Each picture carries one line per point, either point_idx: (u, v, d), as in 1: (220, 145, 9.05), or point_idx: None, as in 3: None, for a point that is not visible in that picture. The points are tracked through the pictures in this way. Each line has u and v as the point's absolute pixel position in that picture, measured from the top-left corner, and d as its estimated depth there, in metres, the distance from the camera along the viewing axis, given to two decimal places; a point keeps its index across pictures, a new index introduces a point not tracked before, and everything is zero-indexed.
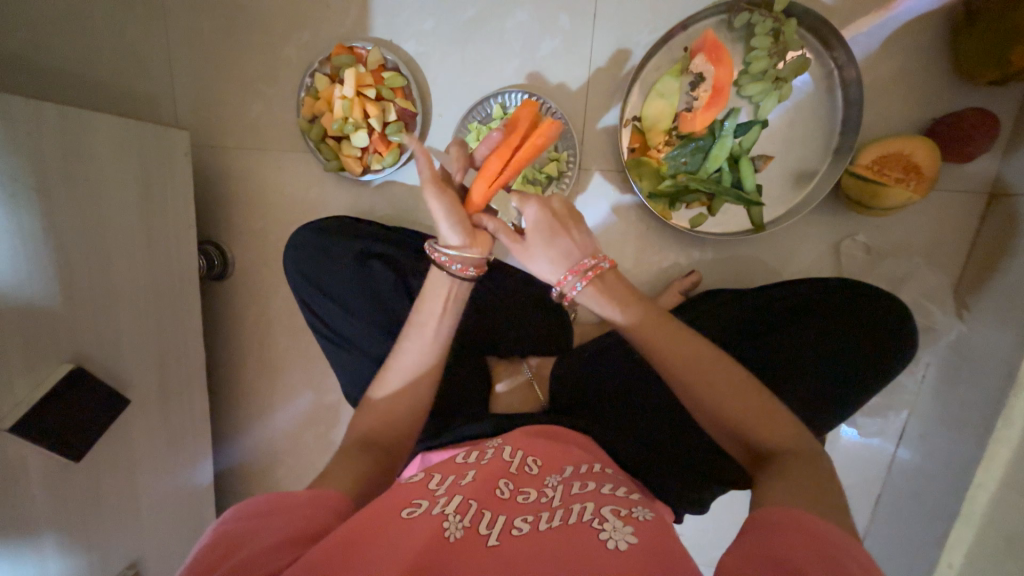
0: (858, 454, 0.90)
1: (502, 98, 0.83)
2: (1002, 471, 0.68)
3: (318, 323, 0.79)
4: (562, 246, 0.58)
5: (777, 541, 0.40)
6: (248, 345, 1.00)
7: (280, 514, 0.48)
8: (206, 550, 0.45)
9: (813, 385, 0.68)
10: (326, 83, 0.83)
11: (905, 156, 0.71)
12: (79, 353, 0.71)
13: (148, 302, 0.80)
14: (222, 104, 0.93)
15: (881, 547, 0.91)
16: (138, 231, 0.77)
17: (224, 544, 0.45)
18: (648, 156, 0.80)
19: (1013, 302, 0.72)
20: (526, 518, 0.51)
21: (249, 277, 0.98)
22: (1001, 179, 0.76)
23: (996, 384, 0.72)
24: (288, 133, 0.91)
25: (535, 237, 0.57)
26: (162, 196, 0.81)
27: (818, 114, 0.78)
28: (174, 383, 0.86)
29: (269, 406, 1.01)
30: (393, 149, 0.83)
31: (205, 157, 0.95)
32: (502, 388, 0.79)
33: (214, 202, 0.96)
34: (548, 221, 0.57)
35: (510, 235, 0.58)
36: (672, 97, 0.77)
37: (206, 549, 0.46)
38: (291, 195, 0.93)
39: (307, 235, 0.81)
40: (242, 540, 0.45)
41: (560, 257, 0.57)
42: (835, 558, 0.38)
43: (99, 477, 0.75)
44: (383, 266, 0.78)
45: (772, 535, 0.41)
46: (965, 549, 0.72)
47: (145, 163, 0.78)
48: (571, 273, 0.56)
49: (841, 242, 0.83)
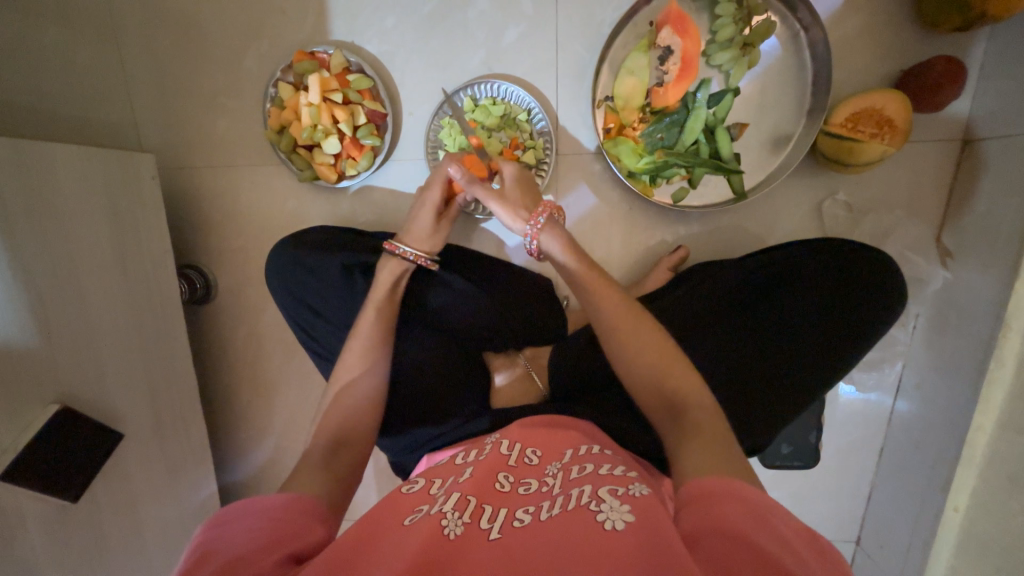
0: (857, 410, 0.92)
1: (472, 91, 0.82)
2: (997, 412, 0.71)
3: (309, 339, 0.79)
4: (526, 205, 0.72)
5: (720, 512, 0.42)
6: (240, 365, 0.99)
7: (252, 514, 0.48)
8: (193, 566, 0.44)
9: (807, 343, 0.69)
10: (291, 92, 0.81)
11: (877, 111, 0.71)
12: (67, 393, 0.69)
13: (131, 335, 0.78)
14: (186, 124, 0.90)
15: (886, 500, 0.92)
16: (111, 261, 0.76)
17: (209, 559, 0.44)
18: (625, 135, 0.80)
19: (995, 245, 0.73)
20: (526, 509, 0.50)
21: (233, 297, 0.96)
22: (973, 125, 0.77)
23: (987, 328, 0.73)
24: (258, 148, 0.89)
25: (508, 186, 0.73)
26: (132, 224, 0.79)
27: (789, 75, 0.78)
28: (167, 413, 0.85)
29: (268, 425, 1.00)
30: (366, 152, 0.82)
31: (175, 178, 0.93)
32: (502, 380, 0.80)
33: (189, 224, 0.94)
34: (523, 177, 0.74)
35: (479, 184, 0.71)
36: (642, 74, 0.76)
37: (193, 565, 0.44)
38: (267, 211, 0.92)
39: (282, 253, 0.79)
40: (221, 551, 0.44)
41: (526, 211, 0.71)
42: (766, 517, 0.42)
43: (100, 516, 0.74)
44: (370, 275, 0.77)
45: (716, 505, 0.43)
46: (970, 490, 0.75)
47: (110, 190, 0.75)
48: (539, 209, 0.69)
49: (823, 203, 0.83)
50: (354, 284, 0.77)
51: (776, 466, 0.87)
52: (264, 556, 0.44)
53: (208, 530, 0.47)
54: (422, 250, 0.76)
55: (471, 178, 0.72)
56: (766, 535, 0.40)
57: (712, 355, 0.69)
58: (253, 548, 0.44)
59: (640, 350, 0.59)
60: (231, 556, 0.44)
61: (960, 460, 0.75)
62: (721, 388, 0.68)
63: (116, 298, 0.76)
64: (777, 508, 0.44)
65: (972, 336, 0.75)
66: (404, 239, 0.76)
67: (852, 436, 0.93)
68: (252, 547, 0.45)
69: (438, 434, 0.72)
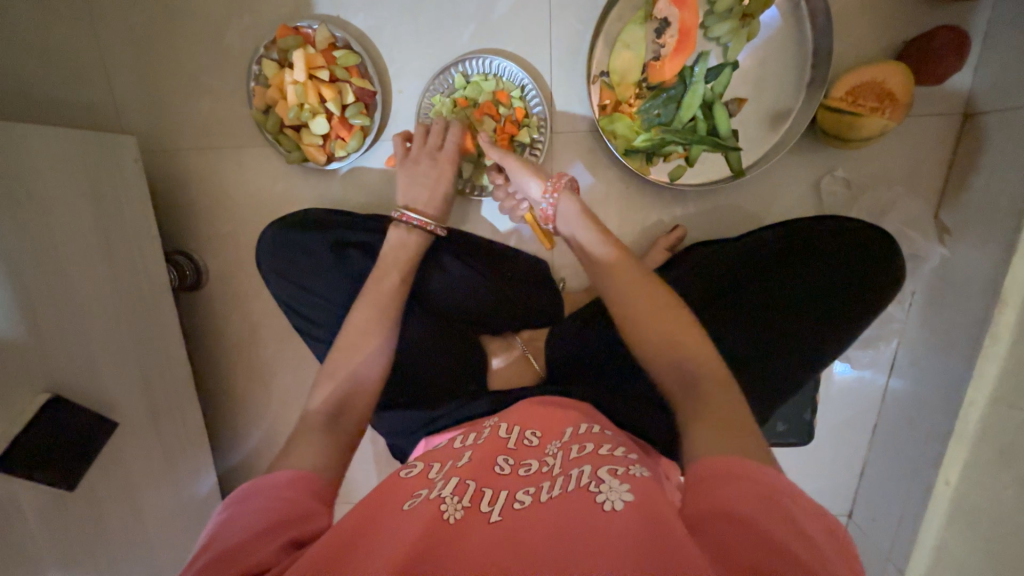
0: (852, 386, 0.92)
1: (462, 67, 0.80)
2: (991, 387, 0.72)
3: (302, 323, 0.77)
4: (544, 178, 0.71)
5: (732, 493, 0.42)
6: (234, 351, 0.98)
7: (260, 495, 0.49)
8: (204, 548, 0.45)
9: (804, 322, 0.68)
10: (275, 70, 0.78)
11: (878, 83, 0.70)
12: (58, 383, 0.68)
13: (120, 322, 0.77)
14: (168, 104, 0.87)
15: (880, 474, 0.93)
16: (97, 247, 0.74)
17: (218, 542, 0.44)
18: (620, 112, 0.77)
19: (994, 220, 0.72)
20: (527, 490, 0.50)
21: (224, 283, 0.95)
22: (974, 99, 0.76)
23: (981, 304, 0.74)
24: (244, 129, 0.87)
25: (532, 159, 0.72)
26: (116, 209, 0.77)
27: (790, 48, 0.76)
28: (162, 401, 0.84)
29: (264, 411, 1.00)
30: (356, 132, 0.80)
31: (159, 161, 0.90)
32: (498, 363, 0.79)
33: (175, 208, 0.92)
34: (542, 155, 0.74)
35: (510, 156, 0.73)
36: (638, 48, 0.74)
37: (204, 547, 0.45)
38: (256, 196, 0.90)
39: (274, 234, 0.77)
40: (227, 535, 0.45)
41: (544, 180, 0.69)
42: (777, 501, 0.42)
43: (98, 504, 0.74)
44: (361, 254, 0.76)
45: (729, 486, 0.43)
46: (961, 464, 0.76)
47: (92, 174, 0.73)
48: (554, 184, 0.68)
49: (821, 179, 0.82)
50: (346, 268, 0.75)
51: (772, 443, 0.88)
52: (265, 542, 0.44)
53: (223, 510, 0.48)
54: (428, 216, 0.74)
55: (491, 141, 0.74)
56: (781, 524, 0.40)
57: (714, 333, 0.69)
58: (257, 530, 0.45)
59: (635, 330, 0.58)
60: (236, 540, 0.44)
61: (951, 436, 0.77)
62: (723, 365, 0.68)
63: (104, 287, 0.75)
64: (787, 487, 0.43)
65: (966, 313, 0.76)
66: (410, 205, 0.74)
67: (846, 412, 0.94)
68: (254, 533, 0.45)
69: (434, 417, 0.72)
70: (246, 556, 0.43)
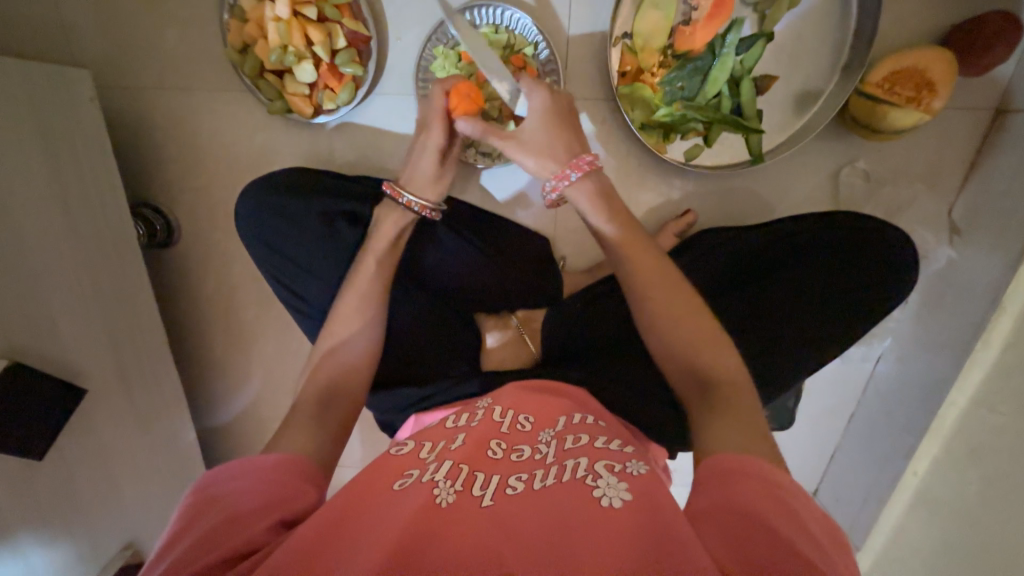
0: (839, 378, 0.94)
1: (471, 15, 0.71)
2: (973, 390, 0.73)
3: (284, 293, 0.72)
4: (548, 149, 0.59)
5: (737, 491, 0.41)
6: (210, 314, 0.92)
7: (244, 476, 0.46)
8: (183, 527, 0.42)
9: (811, 322, 0.66)
10: (253, 1, 0.68)
11: (919, 72, 0.65)
12: (15, 348, 0.63)
13: (81, 282, 0.71)
14: (127, 33, 0.76)
15: (849, 459, 0.97)
16: (49, 198, 0.66)
17: (197, 524, 0.41)
18: (642, 81, 0.71)
19: (1008, 226, 0.70)
20: (519, 476, 0.49)
21: (198, 241, 0.87)
22: (1011, 95, 0.72)
23: (981, 310, 0.73)
24: (217, 69, 0.77)
25: (530, 125, 0.60)
26: (69, 155, 0.68)
27: (829, 22, 0.70)
28: (133, 364, 0.79)
29: (245, 376, 0.96)
30: (347, 83, 0.71)
31: (117, 100, 0.80)
32: (493, 342, 0.76)
33: (139, 155, 0.83)
34: (543, 111, 0.60)
35: (496, 133, 0.60)
36: (668, 9, 0.67)
37: (183, 526, 0.42)
38: (233, 147, 0.81)
39: (255, 192, 0.71)
40: (208, 515, 0.42)
41: (551, 156, 0.59)
42: (788, 503, 0.41)
43: (68, 469, 0.71)
44: (352, 228, 0.70)
45: (730, 485, 0.42)
46: (930, 459, 0.79)
47: (37, 113, 0.64)
48: (566, 165, 0.58)
49: (841, 170, 0.78)
50: (333, 237, 0.70)
51: None
52: (251, 523, 0.41)
53: (199, 492, 0.45)
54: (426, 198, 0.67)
55: (488, 127, 0.60)
56: (784, 519, 0.39)
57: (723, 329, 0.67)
58: (243, 512, 0.42)
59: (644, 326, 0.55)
60: (218, 520, 0.42)
61: (928, 431, 0.79)
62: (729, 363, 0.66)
63: (60, 242, 0.67)
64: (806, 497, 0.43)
65: (962, 318, 0.76)
66: (402, 181, 0.67)
67: (829, 401, 0.96)
68: (237, 513, 0.42)
69: (424, 397, 0.69)
70: (232, 535, 0.40)
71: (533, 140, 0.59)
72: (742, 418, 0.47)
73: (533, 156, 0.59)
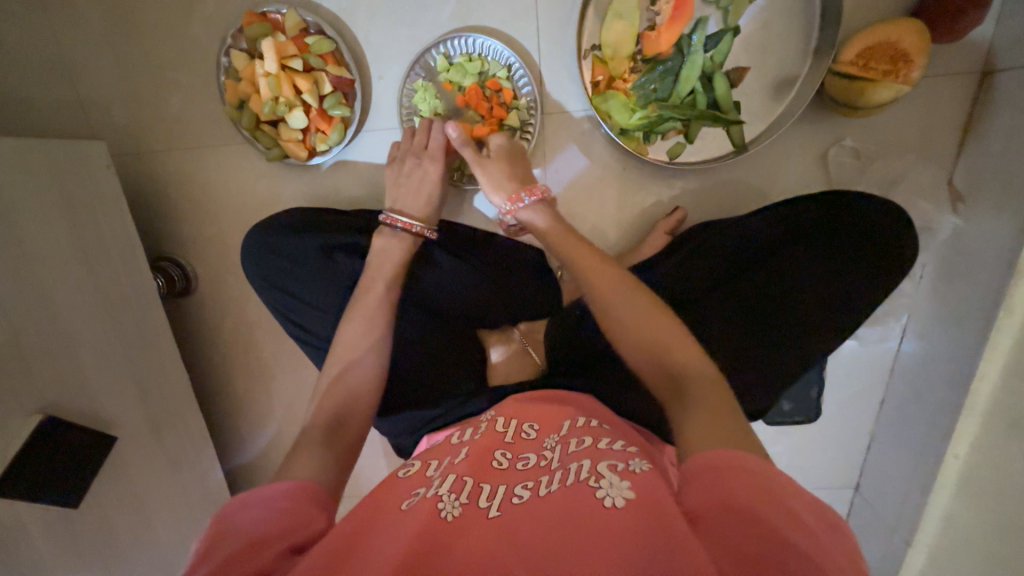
0: (861, 362, 0.90)
1: (444, 48, 0.75)
2: (1004, 359, 0.69)
3: (293, 329, 0.75)
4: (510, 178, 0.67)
5: (730, 487, 0.40)
6: (231, 355, 0.97)
7: (256, 506, 0.47)
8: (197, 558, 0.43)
9: (814, 304, 0.65)
10: (245, 61, 0.74)
11: (891, 44, 0.65)
12: (51, 402, 0.67)
13: (109, 335, 0.75)
14: (137, 104, 0.83)
15: (884, 445, 0.93)
16: (75, 260, 0.71)
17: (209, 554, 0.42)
18: (615, 88, 0.73)
19: (1010, 186, 0.68)
20: (525, 485, 0.49)
21: (214, 287, 0.92)
22: (993, 56, 0.71)
23: (997, 274, 0.71)
24: (219, 126, 0.83)
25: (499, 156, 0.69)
26: (91, 220, 0.74)
27: (795, 8, 0.71)
28: (161, 410, 0.83)
29: (269, 413, 0.99)
30: (336, 124, 0.75)
31: (134, 164, 0.86)
32: (497, 357, 0.77)
33: (156, 213, 0.89)
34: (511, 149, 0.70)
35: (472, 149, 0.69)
36: (631, 17, 0.69)
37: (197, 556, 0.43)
38: (239, 196, 0.86)
39: (260, 238, 0.75)
40: (219, 545, 0.43)
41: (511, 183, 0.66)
42: (776, 494, 0.39)
43: (105, 515, 0.74)
44: (350, 258, 0.74)
45: (717, 482, 0.40)
46: (970, 439, 0.74)
47: (61, 185, 0.70)
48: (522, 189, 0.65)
49: (829, 150, 0.78)
50: (333, 270, 0.73)
51: (777, 422, 0.87)
52: (260, 552, 0.42)
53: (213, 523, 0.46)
54: (413, 218, 0.72)
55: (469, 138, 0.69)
56: (782, 516, 0.38)
57: (732, 321, 0.66)
58: (255, 540, 0.43)
59: (636, 322, 0.55)
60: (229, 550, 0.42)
61: (962, 410, 0.75)
62: (741, 354, 0.65)
63: (87, 300, 0.73)
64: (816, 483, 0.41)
65: (981, 284, 0.73)
66: (398, 208, 0.73)
67: (854, 387, 0.92)
68: (246, 543, 0.43)
69: (434, 416, 0.71)
70: (243, 564, 0.41)
71: (499, 166, 0.68)
72: (720, 408, 0.47)
73: (494, 179, 0.67)
